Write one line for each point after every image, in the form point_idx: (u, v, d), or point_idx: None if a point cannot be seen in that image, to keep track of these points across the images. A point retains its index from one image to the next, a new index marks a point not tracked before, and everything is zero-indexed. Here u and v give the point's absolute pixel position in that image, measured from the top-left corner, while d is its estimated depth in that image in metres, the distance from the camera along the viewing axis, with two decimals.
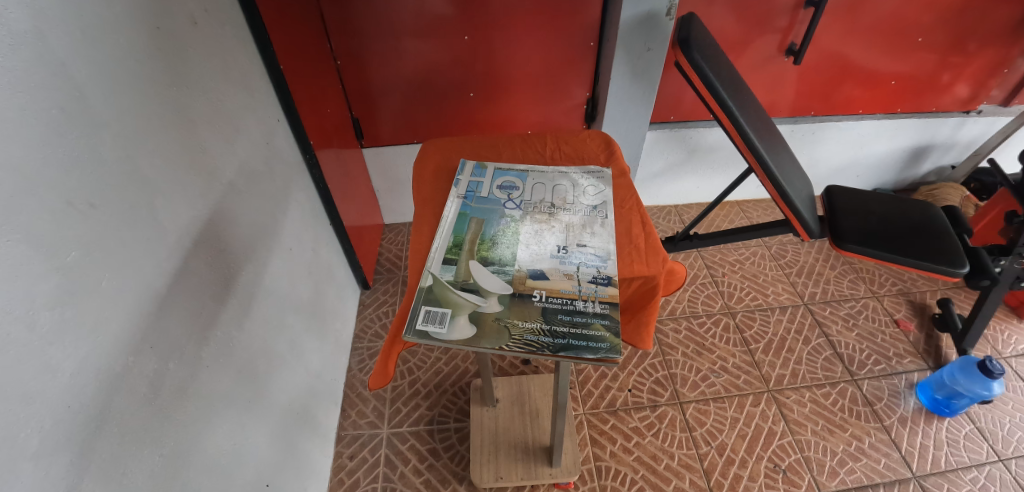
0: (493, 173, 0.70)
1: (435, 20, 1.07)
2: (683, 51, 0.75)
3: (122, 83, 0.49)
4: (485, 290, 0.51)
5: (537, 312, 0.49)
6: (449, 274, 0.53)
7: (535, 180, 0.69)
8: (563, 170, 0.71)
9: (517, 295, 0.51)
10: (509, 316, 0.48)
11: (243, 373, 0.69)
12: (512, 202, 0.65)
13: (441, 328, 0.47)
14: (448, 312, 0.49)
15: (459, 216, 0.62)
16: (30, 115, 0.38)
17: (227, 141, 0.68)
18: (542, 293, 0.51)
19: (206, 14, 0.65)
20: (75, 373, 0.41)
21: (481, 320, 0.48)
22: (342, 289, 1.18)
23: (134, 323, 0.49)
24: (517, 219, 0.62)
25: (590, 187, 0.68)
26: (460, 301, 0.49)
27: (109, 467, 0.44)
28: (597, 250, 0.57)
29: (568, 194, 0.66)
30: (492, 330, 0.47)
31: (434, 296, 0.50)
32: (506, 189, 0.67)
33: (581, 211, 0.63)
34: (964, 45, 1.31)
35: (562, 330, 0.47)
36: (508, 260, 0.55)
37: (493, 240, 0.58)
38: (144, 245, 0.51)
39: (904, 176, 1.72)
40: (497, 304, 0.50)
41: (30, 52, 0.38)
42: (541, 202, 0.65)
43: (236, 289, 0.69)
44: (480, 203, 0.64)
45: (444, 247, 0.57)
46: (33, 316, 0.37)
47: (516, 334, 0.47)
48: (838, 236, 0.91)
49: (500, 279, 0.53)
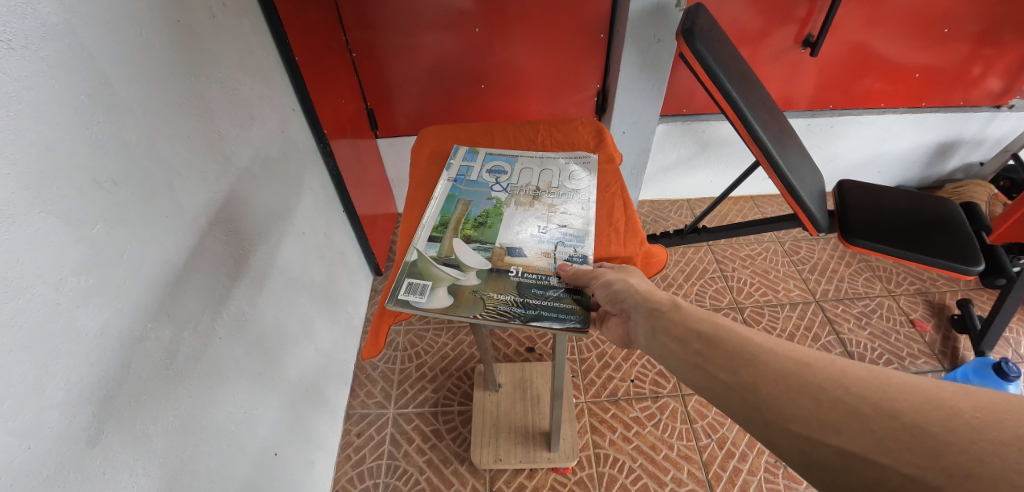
0: (484, 158, 0.72)
1: (447, 12, 1.09)
2: (687, 41, 0.75)
3: (146, 72, 0.53)
4: (465, 265, 0.54)
5: (512, 285, 0.52)
6: (433, 250, 0.56)
7: (523, 164, 0.71)
8: (552, 155, 0.72)
9: (494, 270, 0.53)
10: (485, 289, 0.51)
11: (254, 347, 0.73)
12: (500, 185, 0.67)
13: (421, 298, 0.50)
14: (429, 284, 0.51)
15: (448, 198, 0.64)
16: (59, 100, 0.42)
17: (243, 128, 0.72)
18: (519, 268, 0.54)
19: (224, 8, 0.68)
20: (98, 333, 0.46)
21: (459, 291, 0.51)
22: (354, 273, 1.23)
23: (153, 294, 0.53)
24: (503, 201, 0.63)
25: (576, 171, 0.69)
26: (441, 274, 0.52)
27: (126, 422, 0.49)
28: (577, 232, 0.59)
29: (554, 179, 0.68)
30: (468, 300, 0.49)
31: (417, 270, 0.53)
32: (495, 173, 0.69)
33: (567, 195, 0.65)
34: (997, 36, 1.25)
35: (535, 303, 0.50)
36: (490, 238, 0.58)
37: (478, 220, 0.60)
38: (164, 222, 0.55)
39: (928, 173, 1.66)
40: (475, 277, 0.52)
41: (60, 43, 0.42)
42: (527, 186, 0.66)
43: (250, 268, 0.72)
44: (469, 186, 0.66)
45: (430, 226, 0.59)
46: (61, 280, 0.42)
47: (490, 305, 0.49)
48: (847, 231, 0.89)
49: (481, 255, 0.55)
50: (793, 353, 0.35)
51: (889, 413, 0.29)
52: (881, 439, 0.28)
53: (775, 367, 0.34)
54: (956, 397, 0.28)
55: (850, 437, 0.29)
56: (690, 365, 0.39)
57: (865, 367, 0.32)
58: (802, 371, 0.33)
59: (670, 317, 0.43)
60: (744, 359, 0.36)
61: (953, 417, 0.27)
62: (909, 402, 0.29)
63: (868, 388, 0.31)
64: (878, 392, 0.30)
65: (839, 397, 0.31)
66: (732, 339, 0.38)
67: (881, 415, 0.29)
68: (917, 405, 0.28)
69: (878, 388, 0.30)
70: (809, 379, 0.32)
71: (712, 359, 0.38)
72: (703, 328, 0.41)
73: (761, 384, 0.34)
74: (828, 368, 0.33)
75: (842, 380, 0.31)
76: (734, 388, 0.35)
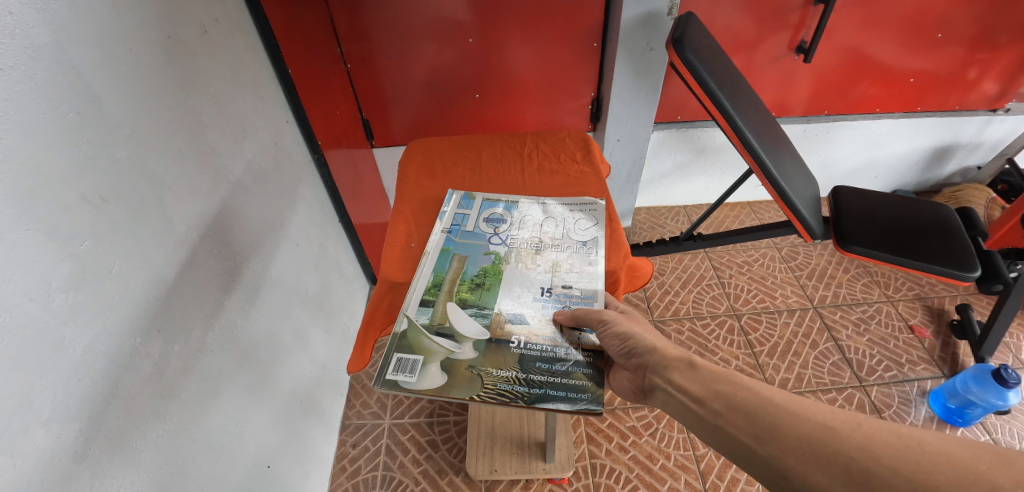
0: (482, 204, 0.72)
1: (441, 23, 1.10)
2: (677, 51, 0.76)
3: (137, 88, 0.53)
4: (460, 335, 0.53)
5: (514, 359, 0.50)
6: (424, 317, 0.55)
7: (523, 211, 0.71)
8: (553, 199, 0.72)
9: (493, 341, 0.52)
10: (483, 364, 0.49)
11: (247, 360, 0.73)
12: (499, 237, 0.66)
13: (410, 377, 0.48)
14: (420, 359, 0.50)
15: (442, 253, 0.64)
16: (48, 116, 0.42)
17: (236, 143, 0.72)
18: (521, 339, 0.53)
19: (216, 24, 0.69)
20: (87, 350, 0.46)
21: (453, 367, 0.49)
22: (350, 284, 1.23)
23: (144, 308, 0.53)
24: (502, 257, 0.63)
25: (580, 219, 0.69)
26: (434, 347, 0.51)
27: (115, 437, 0.49)
28: (583, 291, 0.58)
29: (556, 228, 0.67)
30: (464, 380, 0.48)
31: (406, 343, 0.51)
32: (492, 221, 0.69)
33: (571, 247, 0.64)
34: (991, 40, 1.25)
35: (540, 379, 0.48)
36: (488, 301, 0.57)
37: (474, 282, 0.60)
38: (154, 237, 0.55)
39: (926, 177, 1.66)
40: (472, 350, 0.51)
41: (49, 61, 0.42)
42: (528, 238, 0.66)
43: (243, 281, 0.73)
44: (464, 238, 0.66)
45: (422, 287, 0.59)
46: (48, 297, 0.42)
47: (489, 383, 0.47)
48: (842, 237, 0.89)
49: (478, 323, 0.54)
50: (819, 418, 0.37)
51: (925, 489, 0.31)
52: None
53: (802, 434, 0.37)
54: (992, 472, 0.30)
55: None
56: (712, 427, 0.42)
57: (893, 433, 0.35)
58: (825, 436, 0.36)
59: (688, 376, 0.46)
60: (769, 424, 0.39)
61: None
62: (942, 475, 0.31)
63: (900, 458, 0.33)
64: (912, 464, 0.32)
65: (870, 468, 0.33)
66: (754, 401, 0.41)
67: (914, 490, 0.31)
68: (951, 479, 0.31)
69: (911, 462, 0.33)
70: (838, 447, 0.35)
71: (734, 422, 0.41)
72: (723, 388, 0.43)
73: (790, 453, 0.37)
74: (856, 436, 0.35)
75: (871, 449, 0.34)
76: (759, 455, 0.38)
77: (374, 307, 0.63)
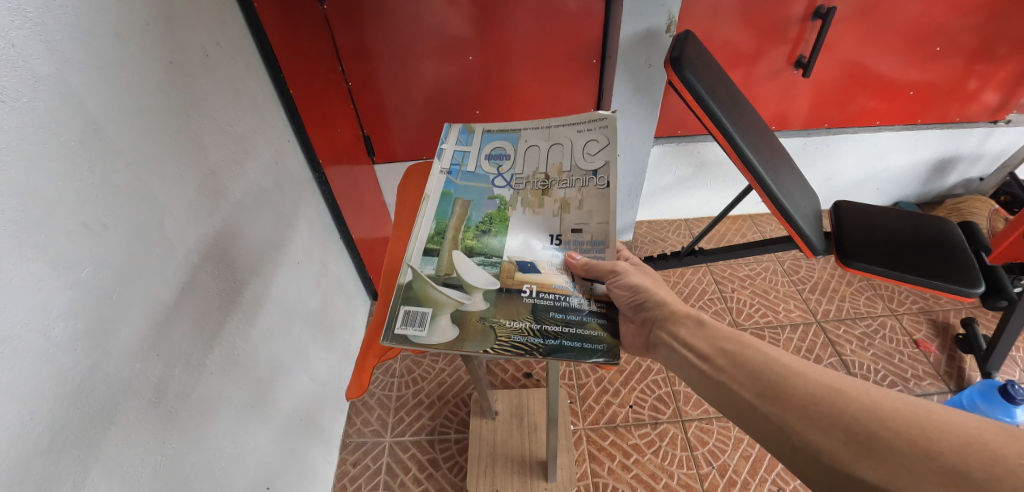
0: (482, 138, 0.70)
1: (441, 41, 1.11)
2: (675, 69, 0.76)
3: (139, 113, 0.53)
4: (468, 286, 0.55)
5: (526, 310, 0.54)
6: (430, 267, 0.57)
7: (528, 142, 0.68)
8: (561, 123, 0.67)
9: (504, 290, 0.56)
10: (495, 316, 0.53)
11: (247, 380, 0.73)
12: (502, 178, 0.66)
13: (420, 331, 0.51)
14: (429, 312, 0.53)
15: (444, 196, 0.64)
16: (50, 147, 0.42)
17: (237, 163, 0.72)
18: (533, 288, 0.57)
19: (218, 47, 0.69)
20: (86, 376, 0.46)
21: (465, 320, 0.53)
22: (351, 300, 1.23)
23: (143, 333, 0.53)
24: (508, 201, 0.64)
25: (590, 145, 0.65)
26: (442, 298, 0.54)
27: (114, 465, 0.48)
28: (594, 237, 0.60)
29: (563, 160, 0.65)
30: (477, 332, 0.52)
31: (413, 295, 0.54)
32: (495, 158, 0.68)
33: (580, 182, 0.63)
34: (990, 53, 1.25)
35: (554, 329, 0.52)
36: (495, 251, 0.60)
37: (480, 228, 0.62)
38: (154, 261, 0.55)
39: (928, 188, 1.66)
40: (482, 302, 0.54)
41: (51, 92, 0.43)
42: (534, 175, 0.65)
43: (243, 302, 0.72)
44: (467, 180, 0.66)
45: (426, 235, 0.61)
46: (49, 325, 0.42)
47: (502, 335, 0.51)
48: (843, 252, 0.89)
49: (486, 272, 0.57)
50: (827, 382, 0.41)
51: (927, 454, 0.34)
52: (921, 478, 0.33)
53: (807, 394, 0.41)
54: (997, 442, 0.33)
55: (885, 474, 0.35)
56: (717, 381, 0.47)
57: (902, 401, 0.38)
58: (832, 397, 0.40)
59: (696, 334, 0.52)
60: (774, 383, 0.43)
61: (996, 462, 0.32)
62: (945, 441, 0.34)
63: (905, 425, 0.36)
64: (918, 430, 0.35)
65: (875, 430, 0.37)
66: (760, 361, 0.46)
67: (918, 455, 0.34)
68: (957, 447, 0.33)
69: (917, 428, 0.36)
70: (843, 410, 0.39)
71: (737, 378, 0.46)
72: (728, 346, 0.49)
73: (794, 412, 0.41)
74: (862, 399, 0.39)
75: (877, 412, 0.37)
76: (761, 410, 0.43)
77: (372, 333, 0.64)
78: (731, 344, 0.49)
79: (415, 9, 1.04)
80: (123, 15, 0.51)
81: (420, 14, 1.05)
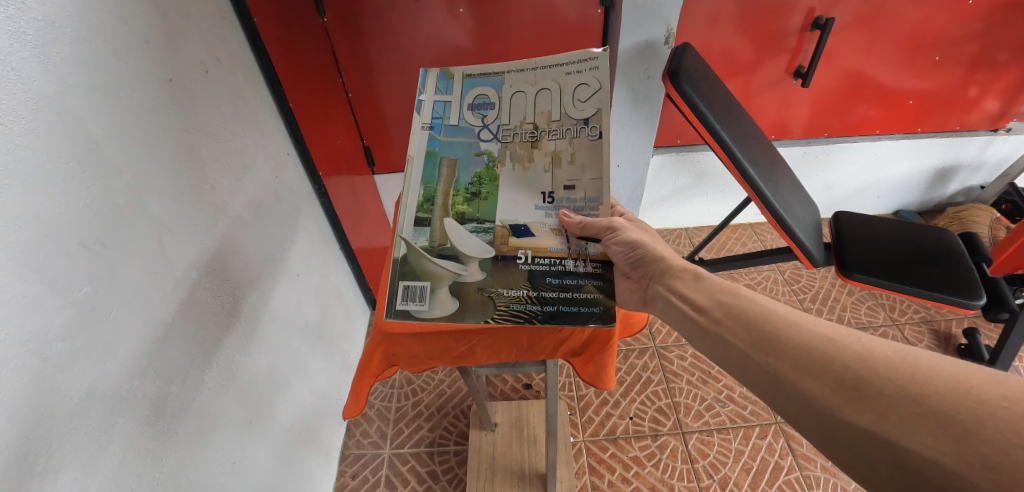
0: (463, 84, 0.59)
1: (441, 52, 1.11)
2: (673, 82, 0.76)
3: (138, 130, 0.53)
4: (464, 256, 0.55)
5: (523, 277, 0.55)
6: (423, 238, 0.55)
7: (513, 88, 0.58)
8: (548, 63, 0.58)
9: (500, 258, 0.56)
10: (493, 286, 0.55)
11: (245, 395, 0.72)
12: (488, 129, 0.58)
13: (422, 305, 0.54)
14: (428, 286, 0.54)
15: (428, 157, 0.57)
16: (50, 169, 0.43)
17: (236, 178, 0.72)
18: (528, 254, 0.56)
19: (217, 63, 0.70)
20: (83, 396, 0.46)
21: (464, 292, 0.55)
22: (350, 310, 1.23)
23: (141, 352, 0.53)
24: (496, 157, 0.58)
25: (581, 89, 0.56)
26: (439, 272, 0.54)
27: (111, 485, 0.48)
28: (587, 192, 0.56)
29: (553, 107, 0.57)
30: (477, 303, 0.55)
31: (410, 269, 0.54)
32: (478, 108, 0.59)
33: (571, 133, 0.56)
34: (989, 61, 1.25)
35: (551, 296, 0.54)
36: (487, 214, 0.56)
37: (469, 191, 0.57)
38: (152, 279, 0.55)
39: (929, 196, 1.65)
40: (479, 271, 0.55)
41: (51, 114, 0.43)
42: (522, 126, 0.58)
43: (242, 316, 0.72)
44: (451, 135, 0.58)
45: (415, 203, 0.56)
46: (47, 347, 0.42)
47: (501, 304, 0.54)
48: (844, 264, 0.89)
49: (481, 241, 0.56)
50: (820, 331, 0.40)
51: (915, 399, 0.33)
52: (906, 422, 0.33)
53: (801, 344, 0.41)
54: (985, 387, 0.32)
55: (872, 418, 0.34)
56: (713, 332, 0.47)
57: (893, 348, 0.37)
58: (824, 346, 0.39)
59: (693, 286, 0.53)
60: (769, 334, 0.43)
61: (982, 405, 0.31)
62: (934, 387, 0.33)
63: (896, 372, 0.35)
64: (908, 376, 0.34)
65: (864, 377, 0.36)
66: (757, 313, 0.45)
67: (910, 400, 0.33)
68: (945, 392, 0.32)
69: (906, 374, 0.35)
70: (835, 358, 0.38)
71: (733, 329, 0.46)
72: (726, 298, 0.49)
73: (787, 362, 0.40)
74: (854, 348, 0.38)
75: (867, 359, 0.37)
76: (755, 359, 0.43)
77: (369, 354, 0.62)
78: (725, 296, 0.49)
79: (414, 20, 1.05)
80: (123, 34, 0.51)
81: (420, 25, 1.06)
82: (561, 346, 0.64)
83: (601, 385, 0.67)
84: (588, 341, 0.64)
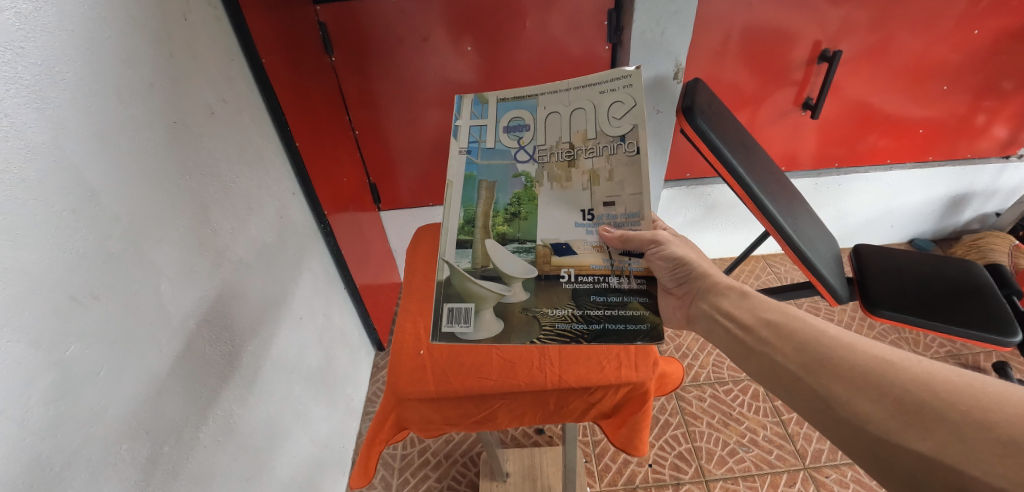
0: (498, 107, 0.58)
1: (449, 87, 1.11)
2: (688, 119, 0.74)
3: (139, 175, 0.51)
4: (508, 276, 0.53)
5: (567, 296, 0.52)
6: (466, 261, 0.53)
7: (548, 108, 0.57)
8: (581, 83, 0.56)
9: (542, 278, 0.53)
10: (537, 305, 0.52)
11: (242, 450, 0.68)
12: (525, 150, 0.56)
13: (467, 327, 0.51)
14: (472, 308, 0.52)
15: (467, 181, 0.55)
16: (41, 219, 0.40)
17: (239, 221, 0.70)
18: (572, 272, 0.53)
19: (223, 103, 0.68)
20: (64, 468, 0.41)
21: (508, 312, 0.52)
22: (354, 351, 1.19)
23: (134, 413, 0.49)
24: (534, 177, 0.56)
25: (616, 106, 0.54)
26: (484, 293, 0.52)
27: None
28: (628, 208, 0.54)
29: (588, 126, 0.55)
30: (521, 324, 0.52)
31: (454, 291, 0.52)
32: (514, 130, 0.57)
33: (608, 150, 0.54)
34: (996, 89, 1.26)
35: (596, 314, 0.51)
36: (529, 234, 0.54)
37: (509, 212, 0.55)
38: (148, 331, 0.51)
39: (944, 223, 1.64)
40: (522, 291, 0.53)
41: (45, 161, 0.40)
42: (558, 145, 0.56)
43: (241, 366, 0.68)
44: (489, 158, 0.56)
45: (455, 226, 0.55)
46: (27, 413, 0.38)
47: (546, 325, 0.51)
48: (870, 301, 0.93)
49: (523, 260, 0.54)
50: (877, 354, 0.40)
51: (983, 426, 0.33)
52: (975, 451, 0.32)
53: (855, 365, 0.40)
54: None
55: (934, 445, 0.34)
56: (759, 352, 0.46)
57: (957, 373, 0.36)
58: (882, 368, 0.39)
59: (738, 303, 0.52)
60: (818, 353, 0.42)
61: None
62: (1004, 414, 0.33)
63: (961, 397, 0.35)
64: (974, 402, 0.34)
65: (927, 402, 0.35)
66: (805, 332, 0.45)
67: (977, 428, 0.33)
68: (1013, 419, 0.32)
69: (974, 401, 0.34)
70: (894, 381, 0.38)
71: (782, 349, 0.45)
72: (773, 317, 0.48)
73: (840, 383, 0.40)
74: (913, 371, 0.38)
75: (931, 385, 0.36)
76: (804, 380, 0.42)
77: (380, 421, 0.61)
78: (773, 315, 0.49)
79: (420, 57, 1.05)
80: (126, 78, 0.49)
81: (425, 62, 1.06)
82: (591, 409, 0.62)
83: (634, 451, 0.65)
84: (619, 403, 0.62)
